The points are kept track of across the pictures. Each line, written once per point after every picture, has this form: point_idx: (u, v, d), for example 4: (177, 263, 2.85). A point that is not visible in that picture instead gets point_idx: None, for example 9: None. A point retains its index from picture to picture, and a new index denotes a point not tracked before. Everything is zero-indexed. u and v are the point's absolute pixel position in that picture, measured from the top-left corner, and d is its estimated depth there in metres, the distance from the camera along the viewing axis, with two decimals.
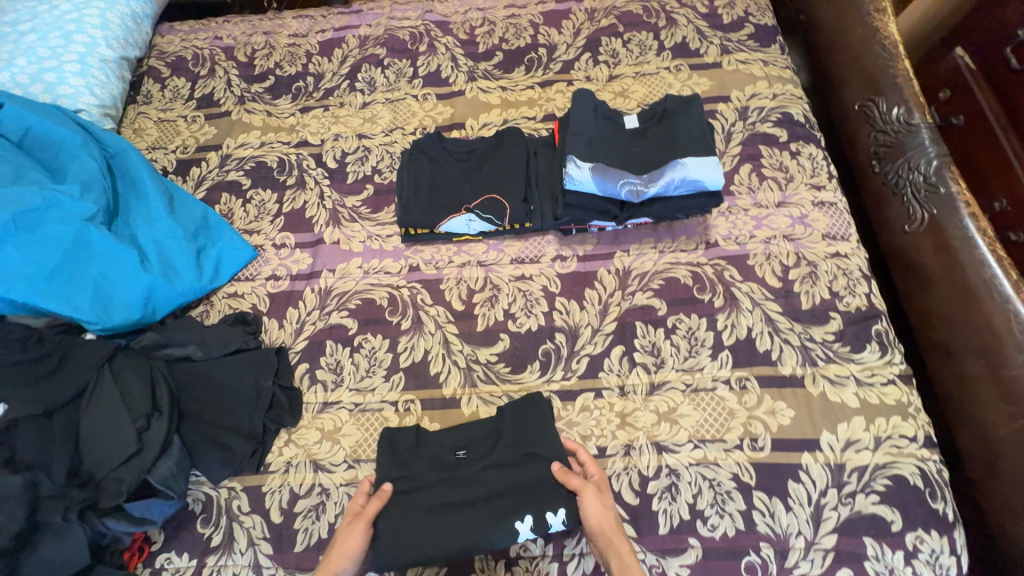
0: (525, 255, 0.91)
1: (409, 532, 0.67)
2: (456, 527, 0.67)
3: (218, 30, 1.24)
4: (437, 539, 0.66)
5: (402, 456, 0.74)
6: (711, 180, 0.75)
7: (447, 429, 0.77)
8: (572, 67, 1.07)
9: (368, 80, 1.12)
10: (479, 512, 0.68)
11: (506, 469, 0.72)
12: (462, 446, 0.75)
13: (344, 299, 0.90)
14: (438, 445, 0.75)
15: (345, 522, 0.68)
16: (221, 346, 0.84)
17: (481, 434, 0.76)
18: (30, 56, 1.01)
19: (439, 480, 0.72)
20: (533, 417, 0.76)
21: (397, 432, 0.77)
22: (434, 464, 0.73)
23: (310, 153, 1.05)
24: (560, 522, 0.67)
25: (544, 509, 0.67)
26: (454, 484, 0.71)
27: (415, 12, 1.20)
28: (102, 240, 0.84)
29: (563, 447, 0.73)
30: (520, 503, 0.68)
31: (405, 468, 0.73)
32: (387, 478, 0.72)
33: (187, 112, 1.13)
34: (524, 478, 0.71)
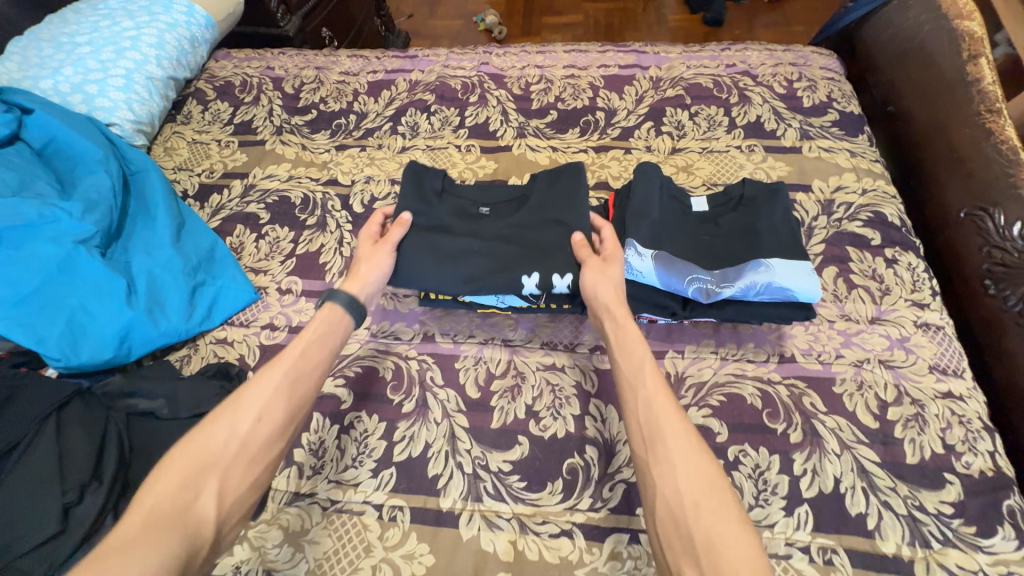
0: (559, 340, 0.78)
1: (430, 258, 0.71)
2: (468, 273, 0.70)
3: (272, 60, 1.23)
4: (444, 274, 0.70)
5: (426, 196, 0.76)
6: (800, 290, 0.63)
7: (477, 190, 0.79)
8: (632, 135, 0.98)
9: (411, 124, 1.05)
10: (490, 266, 0.70)
11: (527, 229, 0.73)
12: (487, 205, 0.77)
13: (344, 365, 0.77)
14: (464, 203, 0.78)
15: (366, 243, 0.73)
16: (190, 404, 0.71)
17: (506, 203, 0.77)
18: (78, 66, 1.00)
19: (457, 226, 0.74)
20: (562, 187, 0.74)
21: (425, 173, 0.79)
22: (456, 215, 0.76)
23: (337, 193, 0.97)
24: (565, 286, 0.68)
25: (552, 271, 0.68)
26: (478, 235, 0.73)
27: (471, 62, 1.15)
28: (89, 265, 0.75)
29: (585, 221, 0.71)
30: (530, 262, 0.69)
31: (428, 207, 0.75)
32: (407, 208, 0.75)
33: (222, 136, 1.09)
34: (540, 240, 0.71)
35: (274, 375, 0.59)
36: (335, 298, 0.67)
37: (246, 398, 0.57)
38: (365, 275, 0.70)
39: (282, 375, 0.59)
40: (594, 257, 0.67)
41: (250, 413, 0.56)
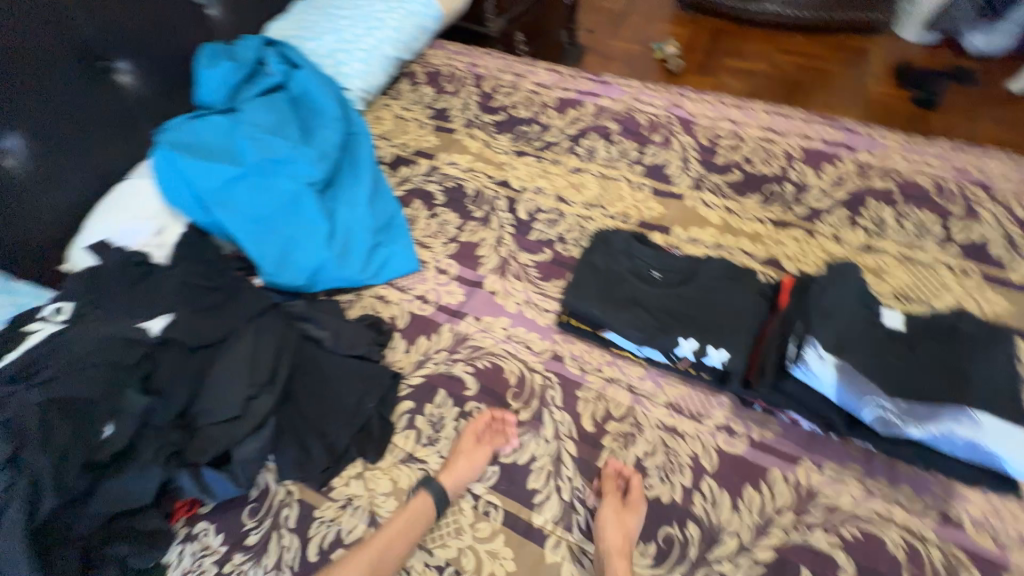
0: (687, 404, 0.75)
1: (599, 293, 0.79)
2: (627, 322, 0.76)
3: (478, 59, 1.36)
4: (606, 315, 0.77)
5: (612, 250, 0.85)
6: (998, 453, 0.59)
7: (652, 253, 0.85)
8: (820, 217, 0.91)
9: (589, 148, 1.09)
10: (649, 320, 0.75)
11: (693, 300, 0.77)
12: (659, 270, 0.82)
13: (475, 355, 0.83)
14: (639, 261, 0.84)
15: (468, 443, 0.73)
16: (349, 345, 0.82)
17: (678, 272, 0.82)
18: (336, 36, 1.20)
19: (629, 278, 0.81)
20: (737, 280, 0.78)
21: (612, 235, 0.87)
22: (630, 269, 0.82)
23: (506, 194, 1.04)
24: (718, 360, 0.71)
25: (709, 343, 0.72)
26: (646, 292, 0.79)
27: (663, 101, 1.16)
28: (309, 205, 0.89)
29: (754, 316, 0.74)
30: (688, 328, 0.73)
31: (610, 259, 0.83)
32: (591, 258, 0.84)
33: (421, 118, 1.23)
34: (705, 315, 0.75)
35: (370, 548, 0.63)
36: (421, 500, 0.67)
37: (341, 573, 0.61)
38: (456, 474, 0.70)
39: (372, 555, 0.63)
40: (619, 497, 0.66)
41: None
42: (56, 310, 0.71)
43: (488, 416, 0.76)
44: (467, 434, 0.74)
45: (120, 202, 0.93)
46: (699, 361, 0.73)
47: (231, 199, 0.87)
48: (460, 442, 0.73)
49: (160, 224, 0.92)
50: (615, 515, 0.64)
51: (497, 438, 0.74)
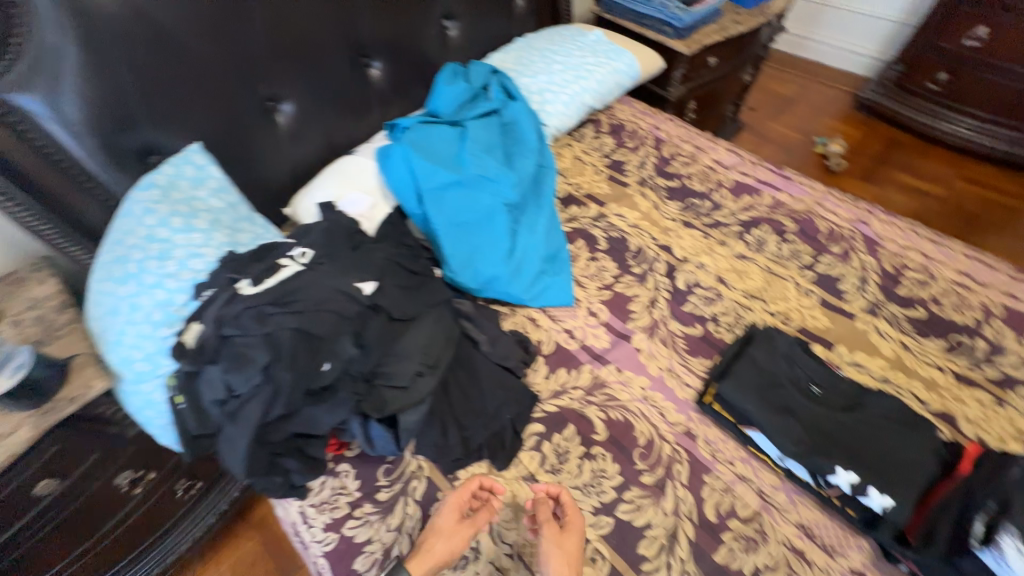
0: (820, 532, 0.72)
1: (757, 393, 0.79)
2: (782, 430, 0.75)
3: (661, 124, 1.43)
4: (761, 414, 0.77)
5: (774, 350, 0.85)
6: None
7: (815, 366, 0.84)
8: (1014, 388, 0.84)
9: (759, 239, 1.10)
10: (806, 436, 0.74)
11: (856, 432, 0.75)
12: (820, 386, 0.81)
13: (610, 404, 0.87)
14: (800, 371, 0.83)
15: (451, 517, 0.72)
16: (502, 355, 0.90)
17: (840, 396, 0.80)
18: (548, 78, 1.34)
19: (788, 385, 0.80)
20: (907, 428, 0.76)
21: (776, 336, 0.88)
22: (791, 376, 0.82)
23: (667, 260, 1.08)
24: (879, 505, 0.68)
25: (872, 483, 0.69)
26: (805, 405, 0.78)
27: (848, 213, 1.13)
28: (500, 224, 1.00)
29: (924, 472, 0.71)
30: (850, 459, 0.71)
31: (771, 358, 0.84)
32: (752, 352, 0.85)
33: (598, 164, 1.32)
34: (868, 451, 0.72)
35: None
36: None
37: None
38: (438, 542, 0.70)
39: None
40: (555, 524, 0.71)
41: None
42: (303, 255, 0.85)
43: (468, 490, 0.75)
44: (449, 509, 0.73)
45: (350, 174, 1.13)
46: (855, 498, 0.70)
47: (442, 199, 0.99)
48: (439, 518, 0.73)
49: (374, 201, 1.08)
50: (552, 536, 0.69)
51: (479, 517, 0.74)
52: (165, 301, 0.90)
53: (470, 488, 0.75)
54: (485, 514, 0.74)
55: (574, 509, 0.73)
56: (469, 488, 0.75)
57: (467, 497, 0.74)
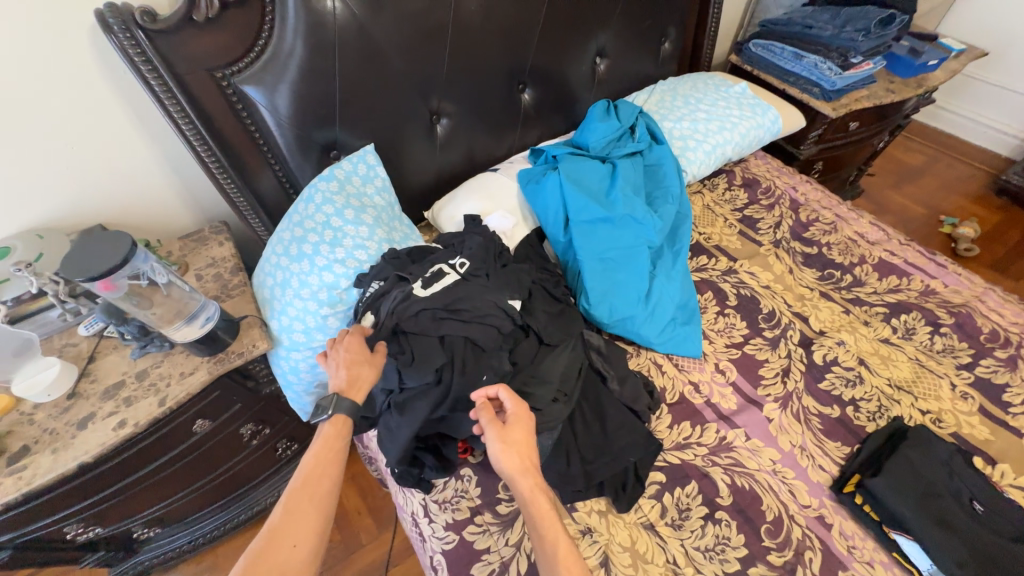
0: None
1: (912, 499, 0.76)
2: (940, 545, 0.71)
3: (798, 186, 1.39)
4: (916, 520, 0.74)
5: (929, 454, 0.81)
6: None
7: (975, 482, 0.78)
8: None
9: (907, 326, 1.03)
10: (967, 555, 0.70)
11: None
12: (982, 505, 0.76)
13: (736, 470, 0.85)
14: (959, 483, 0.78)
15: (358, 350, 0.74)
16: (629, 396, 0.91)
17: (1007, 521, 0.75)
18: (691, 125, 1.35)
19: (944, 496, 0.76)
20: None
21: (932, 439, 0.83)
22: (947, 486, 0.77)
23: (801, 329, 1.04)
24: None
25: None
26: (966, 523, 0.74)
27: (1015, 316, 1.04)
28: (641, 265, 1.02)
29: None
30: None
31: (926, 463, 0.80)
32: (905, 451, 0.81)
33: (729, 216, 1.31)
34: None
35: (328, 430, 0.70)
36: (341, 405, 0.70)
37: (318, 448, 0.68)
38: (359, 371, 0.74)
39: (336, 432, 0.70)
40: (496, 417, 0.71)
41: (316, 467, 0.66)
42: (461, 264, 0.89)
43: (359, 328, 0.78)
44: (351, 340, 0.75)
45: (495, 189, 1.16)
46: None
47: (589, 233, 1.03)
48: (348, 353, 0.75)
49: (516, 220, 1.12)
50: (499, 430, 0.69)
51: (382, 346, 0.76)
52: (330, 283, 0.98)
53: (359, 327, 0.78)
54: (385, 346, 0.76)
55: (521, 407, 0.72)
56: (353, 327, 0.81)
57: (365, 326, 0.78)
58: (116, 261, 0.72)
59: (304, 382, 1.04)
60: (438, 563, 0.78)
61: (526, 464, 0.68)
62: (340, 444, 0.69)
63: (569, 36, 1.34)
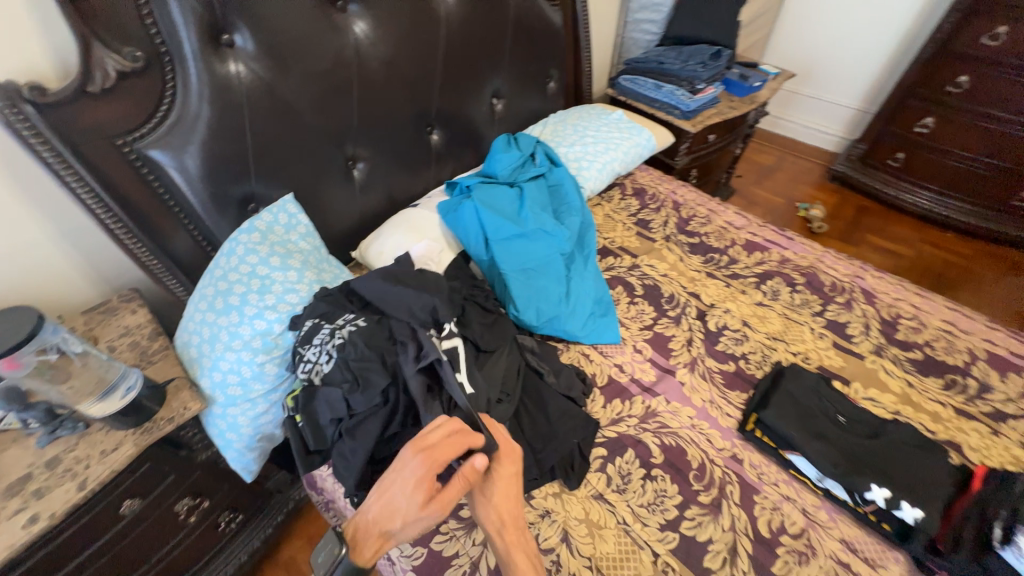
0: (862, 548, 0.81)
1: (796, 419, 0.92)
2: (823, 454, 0.87)
3: (677, 190, 1.65)
4: (799, 436, 0.90)
5: (801, 384, 1.00)
6: None
7: (835, 399, 0.98)
8: (1005, 421, 0.97)
9: (773, 289, 1.27)
10: (839, 455, 0.87)
11: (881, 454, 0.87)
12: (843, 416, 0.95)
13: (662, 431, 0.97)
14: (826, 404, 0.97)
15: (414, 503, 0.68)
16: (565, 386, 1.01)
17: (861, 424, 0.94)
18: (582, 148, 1.56)
19: (817, 414, 0.94)
20: (923, 448, 0.88)
21: (801, 373, 1.03)
22: (817, 406, 0.96)
23: (696, 305, 1.23)
24: (912, 516, 0.78)
25: (904, 497, 0.80)
26: (834, 431, 0.91)
27: (845, 269, 1.33)
28: (557, 270, 1.15)
29: (944, 488, 0.82)
30: (880, 477, 0.83)
31: (799, 391, 0.98)
32: (784, 386, 1.00)
33: (627, 221, 1.51)
34: (894, 470, 0.84)
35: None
36: (342, 567, 0.66)
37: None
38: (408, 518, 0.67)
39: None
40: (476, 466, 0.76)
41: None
42: (446, 333, 0.91)
43: (444, 449, 0.71)
44: (409, 475, 0.69)
45: (417, 222, 1.25)
46: (889, 511, 0.80)
47: (508, 248, 1.15)
48: (398, 496, 0.69)
49: (441, 247, 1.21)
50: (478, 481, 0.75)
51: (444, 499, 0.69)
52: (263, 330, 0.99)
53: (438, 455, 0.70)
54: (458, 486, 0.71)
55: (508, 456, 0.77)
56: (435, 432, 0.73)
57: (438, 464, 0.70)
58: (18, 336, 0.70)
59: (244, 436, 1.01)
60: None
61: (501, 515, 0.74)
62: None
63: (466, 83, 1.50)
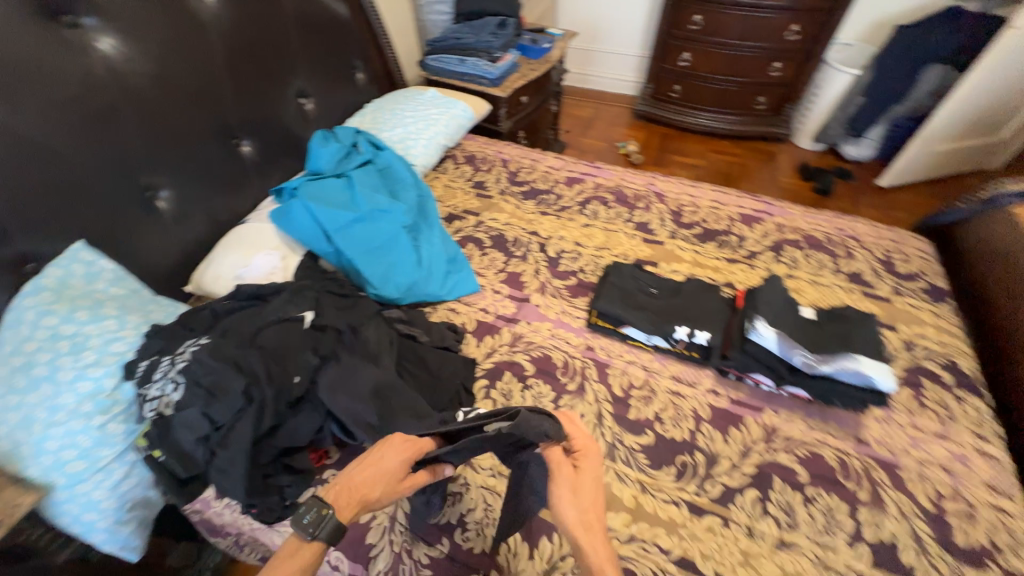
0: (684, 376, 1.06)
1: (619, 300, 1.15)
2: (645, 318, 1.10)
3: (503, 150, 1.82)
4: (624, 311, 1.12)
5: (621, 273, 1.23)
6: (882, 381, 0.91)
7: (647, 276, 1.22)
8: (757, 257, 1.32)
9: (593, 211, 1.51)
10: (653, 315, 1.11)
11: (679, 304, 1.13)
12: (653, 287, 1.19)
13: (530, 348, 1.13)
14: (640, 281, 1.21)
15: (397, 479, 0.72)
16: (437, 340, 1.10)
17: (666, 287, 1.19)
18: (404, 129, 1.63)
19: (635, 292, 1.17)
20: (707, 290, 1.17)
21: (620, 266, 1.26)
22: (634, 286, 1.19)
23: (537, 240, 1.41)
24: (705, 337, 1.06)
25: (697, 327, 1.07)
26: (649, 300, 1.16)
27: (641, 181, 1.63)
28: (404, 242, 1.22)
29: (722, 312, 1.11)
30: (681, 320, 1.09)
31: (620, 279, 1.21)
32: (609, 279, 1.22)
33: (465, 187, 1.64)
34: (689, 312, 1.11)
35: (303, 550, 0.64)
36: (331, 527, 0.64)
37: (281, 564, 0.62)
38: (382, 489, 0.70)
39: (309, 553, 0.64)
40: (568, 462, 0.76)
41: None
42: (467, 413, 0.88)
43: (426, 445, 0.76)
44: (393, 455, 0.72)
45: (250, 236, 1.20)
46: (690, 341, 1.07)
47: (350, 234, 1.18)
48: (383, 470, 0.71)
49: (283, 252, 1.19)
50: (564, 472, 0.74)
51: (416, 483, 0.74)
52: (92, 391, 0.88)
53: (421, 448, 0.75)
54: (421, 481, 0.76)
55: (587, 449, 0.77)
56: (416, 432, 0.77)
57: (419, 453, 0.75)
58: None
59: (108, 511, 0.88)
60: (338, 558, 0.85)
61: (585, 519, 0.71)
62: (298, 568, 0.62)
63: (262, 87, 1.43)
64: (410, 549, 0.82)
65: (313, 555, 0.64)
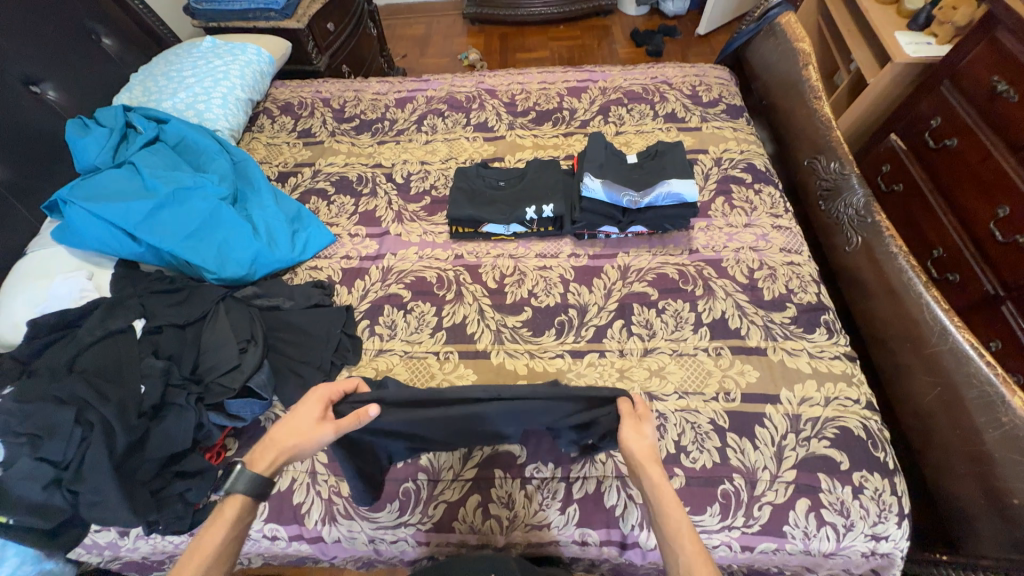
0: (547, 252, 1.15)
1: (468, 202, 1.16)
2: (498, 209, 1.14)
3: (319, 88, 1.65)
4: (477, 209, 1.15)
5: (468, 176, 1.24)
6: (689, 193, 1.07)
7: (494, 172, 1.24)
8: (588, 125, 1.40)
9: (432, 125, 1.46)
10: (504, 204, 1.15)
11: (525, 188, 1.18)
12: (502, 180, 1.23)
13: (401, 276, 1.12)
14: (488, 178, 1.23)
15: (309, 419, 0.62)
16: (304, 300, 1.04)
17: (512, 177, 1.23)
18: (188, 93, 1.37)
19: (486, 189, 1.20)
20: (548, 169, 1.22)
21: (467, 169, 1.26)
22: (484, 184, 1.22)
23: (382, 172, 1.35)
24: (551, 211, 1.12)
25: (542, 204, 1.13)
26: (499, 192, 1.19)
27: (471, 82, 1.58)
28: (229, 215, 1.10)
29: (564, 184, 1.18)
30: (529, 201, 1.14)
31: (469, 182, 1.22)
32: (458, 184, 1.22)
33: (290, 139, 1.48)
34: (535, 192, 1.16)
35: (223, 511, 0.57)
36: (243, 478, 0.57)
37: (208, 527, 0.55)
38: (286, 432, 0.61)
39: (231, 511, 0.57)
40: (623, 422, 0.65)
41: (205, 549, 0.53)
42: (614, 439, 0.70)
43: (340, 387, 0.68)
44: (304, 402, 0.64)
45: (34, 266, 0.98)
46: (539, 218, 1.13)
47: (159, 224, 1.03)
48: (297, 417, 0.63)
49: (88, 271, 1.00)
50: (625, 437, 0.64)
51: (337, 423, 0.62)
52: None
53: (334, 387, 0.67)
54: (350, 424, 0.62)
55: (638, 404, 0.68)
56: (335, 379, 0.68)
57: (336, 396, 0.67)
58: None
59: None
60: (273, 528, 0.85)
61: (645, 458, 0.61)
62: (223, 527, 0.56)
63: None
64: (338, 490, 0.86)
65: (234, 511, 0.57)
